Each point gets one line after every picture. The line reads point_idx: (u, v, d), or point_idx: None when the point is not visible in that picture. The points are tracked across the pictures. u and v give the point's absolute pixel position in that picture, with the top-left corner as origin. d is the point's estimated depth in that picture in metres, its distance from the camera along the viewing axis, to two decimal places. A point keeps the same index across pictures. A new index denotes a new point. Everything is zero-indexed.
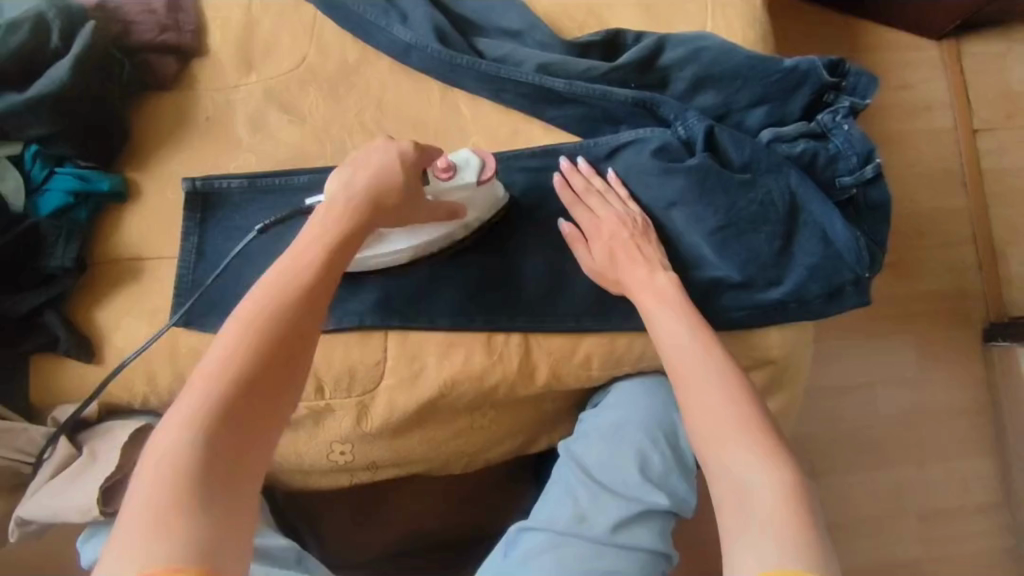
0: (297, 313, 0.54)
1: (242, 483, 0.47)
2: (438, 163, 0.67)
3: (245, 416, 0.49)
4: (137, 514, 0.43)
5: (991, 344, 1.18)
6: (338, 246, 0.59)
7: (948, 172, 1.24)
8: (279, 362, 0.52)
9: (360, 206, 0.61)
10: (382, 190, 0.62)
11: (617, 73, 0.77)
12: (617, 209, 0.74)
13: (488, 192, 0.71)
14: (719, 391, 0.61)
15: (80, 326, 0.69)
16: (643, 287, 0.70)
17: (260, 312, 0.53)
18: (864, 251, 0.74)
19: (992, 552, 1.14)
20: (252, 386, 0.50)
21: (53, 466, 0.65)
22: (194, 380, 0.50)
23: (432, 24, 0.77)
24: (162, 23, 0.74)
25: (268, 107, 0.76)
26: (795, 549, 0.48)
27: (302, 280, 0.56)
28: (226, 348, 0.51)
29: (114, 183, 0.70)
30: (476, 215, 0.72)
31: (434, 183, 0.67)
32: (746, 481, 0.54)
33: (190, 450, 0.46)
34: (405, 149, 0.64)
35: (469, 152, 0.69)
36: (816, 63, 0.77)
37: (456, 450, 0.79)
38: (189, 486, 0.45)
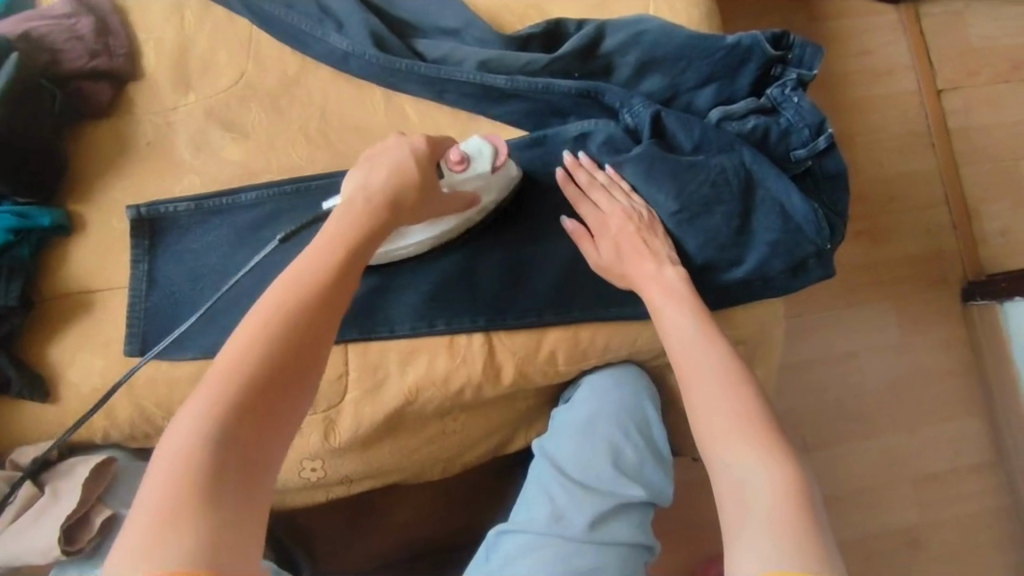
0: (313, 313, 0.53)
1: (253, 484, 0.45)
2: (451, 155, 0.67)
3: (258, 416, 0.48)
4: (145, 513, 0.42)
5: (971, 303, 1.18)
6: (353, 243, 0.58)
7: (914, 135, 1.23)
8: (295, 363, 0.51)
9: (381, 204, 0.60)
10: (399, 190, 0.61)
11: (558, 64, 0.76)
12: (621, 204, 0.73)
13: (504, 177, 0.71)
14: (724, 382, 0.61)
15: (31, 365, 0.68)
16: (649, 279, 0.70)
17: (277, 312, 0.52)
18: (824, 222, 0.73)
19: (984, 509, 1.14)
20: (267, 386, 0.49)
21: (16, 509, 0.64)
22: (208, 381, 0.49)
23: (369, 29, 0.75)
24: (91, 49, 0.72)
25: (209, 125, 0.74)
26: (795, 542, 0.47)
27: (318, 278, 0.55)
28: (241, 346, 0.50)
29: (56, 216, 0.69)
30: (492, 197, 0.72)
31: (450, 174, 0.67)
32: (749, 480, 0.53)
33: (202, 447, 0.45)
34: (417, 145, 0.64)
35: (481, 141, 0.69)
36: (759, 37, 0.76)
37: (431, 457, 0.78)
38: (198, 486, 0.43)
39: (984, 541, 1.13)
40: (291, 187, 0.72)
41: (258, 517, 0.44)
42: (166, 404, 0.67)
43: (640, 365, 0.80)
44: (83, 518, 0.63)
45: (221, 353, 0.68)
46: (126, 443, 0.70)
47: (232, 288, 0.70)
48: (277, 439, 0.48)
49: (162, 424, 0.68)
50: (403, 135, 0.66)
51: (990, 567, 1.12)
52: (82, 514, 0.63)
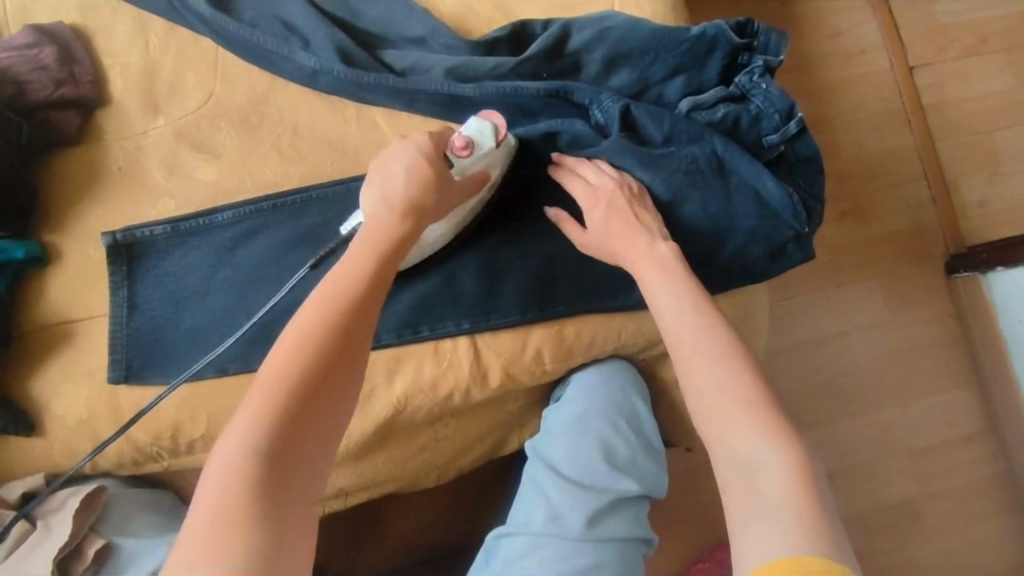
0: (350, 319, 0.52)
1: (297, 493, 0.46)
2: (455, 142, 0.65)
3: (306, 421, 0.48)
4: (196, 523, 0.43)
5: (955, 276, 1.19)
6: (384, 249, 0.57)
7: (889, 113, 1.24)
8: (336, 368, 0.50)
9: (403, 214, 0.59)
10: (420, 193, 0.61)
11: (526, 65, 0.77)
12: (613, 176, 0.72)
13: (507, 149, 0.70)
14: (728, 363, 0.59)
15: (15, 399, 0.67)
16: (641, 254, 0.68)
17: (314, 319, 0.52)
18: (799, 206, 0.74)
19: (983, 479, 1.15)
20: (313, 390, 0.49)
21: (8, 545, 0.63)
22: (258, 387, 0.49)
23: (335, 45, 0.75)
24: (56, 78, 0.72)
25: (180, 148, 0.74)
26: (810, 536, 0.46)
27: (354, 283, 0.54)
28: (283, 356, 0.50)
29: (29, 249, 0.68)
30: (500, 172, 0.71)
31: (458, 161, 0.66)
32: (757, 466, 0.52)
33: (247, 457, 0.45)
34: (422, 144, 0.63)
35: (478, 121, 0.67)
36: (723, 26, 0.76)
37: (425, 465, 0.78)
38: (248, 494, 0.44)
39: (984, 510, 1.14)
40: (268, 204, 0.72)
41: (300, 529, 0.45)
42: (153, 429, 0.67)
43: (627, 359, 0.80)
44: (77, 549, 0.63)
45: (207, 375, 0.68)
46: (117, 471, 0.69)
47: (216, 309, 0.70)
48: (319, 445, 0.48)
49: (152, 450, 0.68)
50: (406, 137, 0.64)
51: (991, 534, 1.13)
52: (75, 546, 0.63)
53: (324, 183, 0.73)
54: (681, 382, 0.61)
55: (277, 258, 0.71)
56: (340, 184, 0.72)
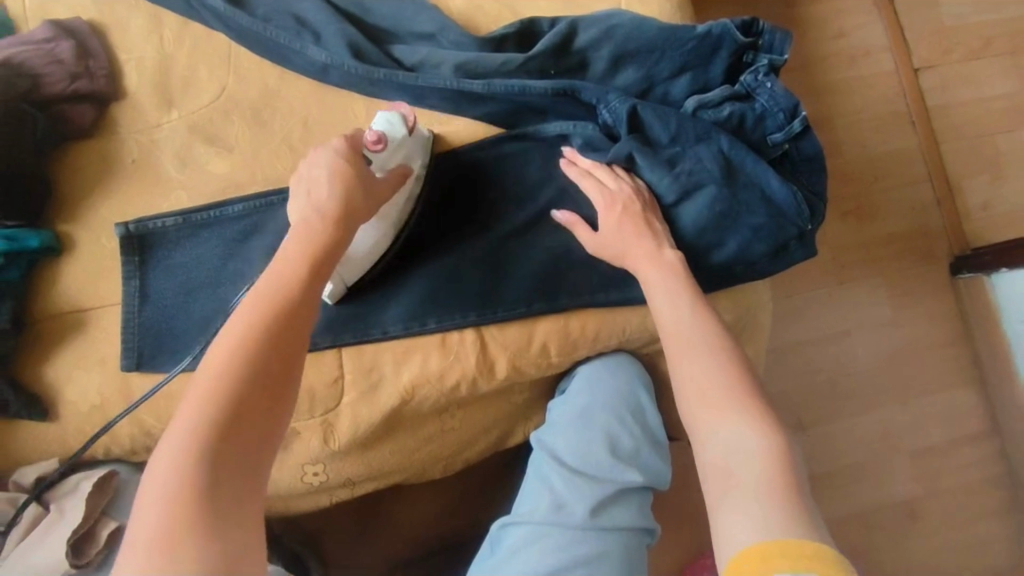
0: (288, 320, 0.53)
1: (248, 496, 0.46)
2: (368, 139, 0.66)
3: (247, 422, 0.48)
4: (143, 537, 0.43)
5: (959, 277, 1.19)
6: (316, 252, 0.57)
7: (893, 114, 1.25)
8: (277, 370, 0.51)
9: (333, 217, 0.59)
10: (348, 195, 0.61)
11: (533, 63, 0.78)
12: (628, 182, 0.74)
13: (418, 137, 0.73)
14: (715, 355, 0.62)
15: (29, 386, 0.68)
16: (646, 257, 0.70)
17: (249, 324, 0.51)
18: (803, 204, 0.75)
19: (984, 479, 1.16)
20: (254, 391, 0.49)
21: (21, 529, 0.64)
22: (193, 393, 0.49)
23: (346, 40, 0.76)
24: (72, 72, 0.73)
25: (193, 141, 0.75)
26: (790, 517, 0.49)
27: (287, 285, 0.54)
28: (218, 360, 0.50)
29: (45, 238, 0.69)
30: (419, 162, 0.73)
31: (377, 159, 0.67)
32: (740, 452, 0.55)
33: (191, 467, 0.45)
34: (338, 146, 0.63)
35: (384, 115, 0.69)
36: (728, 25, 0.77)
37: (431, 456, 0.80)
38: (192, 502, 0.44)
39: (985, 510, 1.15)
40: (278, 197, 0.73)
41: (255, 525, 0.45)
42: (165, 417, 0.68)
43: (631, 353, 0.81)
44: (89, 534, 0.64)
45: None
46: (129, 458, 0.71)
47: (226, 299, 0.71)
48: (263, 444, 0.48)
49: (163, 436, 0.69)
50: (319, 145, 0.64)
51: (990, 534, 1.14)
52: (87, 530, 0.64)
53: None
54: (671, 373, 0.63)
55: None
56: None
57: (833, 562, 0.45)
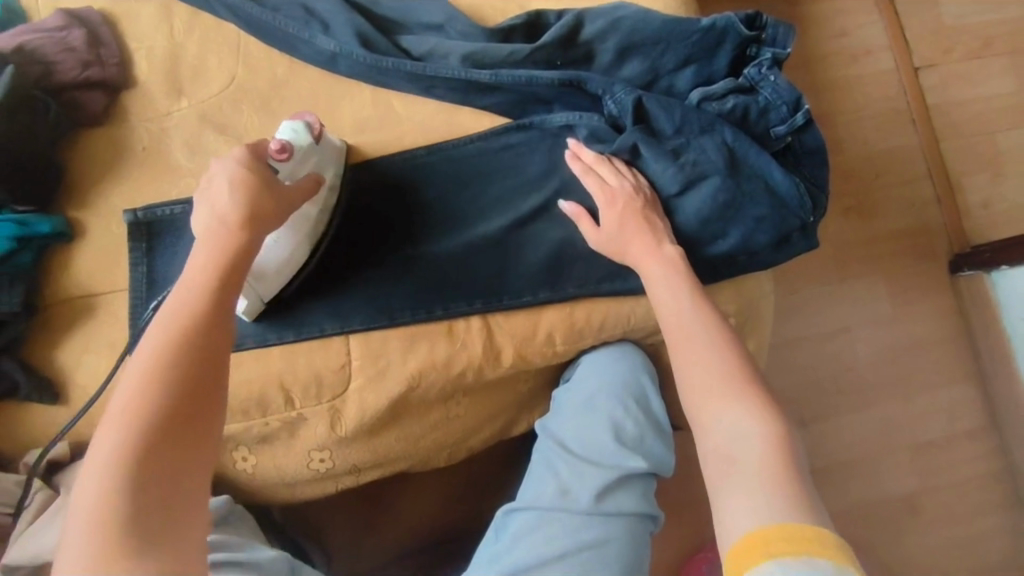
0: (206, 328, 0.52)
1: (178, 506, 0.47)
2: (271, 148, 0.63)
3: (171, 435, 0.48)
4: (76, 561, 0.44)
5: (959, 274, 1.20)
6: (225, 259, 0.55)
7: (893, 112, 1.26)
8: (196, 378, 0.50)
9: (238, 224, 0.56)
10: (254, 199, 0.58)
11: (540, 54, 0.79)
12: (628, 180, 0.74)
13: (327, 145, 0.71)
14: (716, 349, 0.62)
15: (40, 369, 0.69)
16: (645, 252, 0.71)
17: (162, 340, 0.51)
18: (805, 195, 0.76)
19: (983, 475, 1.17)
20: (174, 403, 0.49)
21: (32, 512, 0.65)
22: (111, 417, 0.49)
23: (354, 30, 0.77)
24: (84, 59, 0.73)
25: (202, 129, 0.76)
26: (791, 503, 0.49)
27: (202, 294, 0.53)
28: (139, 374, 0.50)
29: (56, 223, 0.70)
30: (331, 171, 0.72)
31: (285, 167, 0.64)
32: (740, 441, 0.56)
33: (119, 484, 0.46)
34: (238, 154, 0.60)
35: (286, 124, 0.67)
36: (733, 18, 0.78)
37: (437, 444, 0.80)
38: (120, 522, 0.45)
39: (984, 504, 1.16)
40: None
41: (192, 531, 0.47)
42: None
43: (636, 343, 0.82)
44: None
45: None
46: None
47: None
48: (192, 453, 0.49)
49: None
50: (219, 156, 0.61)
51: (990, 529, 1.15)
52: None
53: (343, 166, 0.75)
54: (674, 364, 0.64)
55: None
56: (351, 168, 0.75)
57: (834, 544, 0.45)
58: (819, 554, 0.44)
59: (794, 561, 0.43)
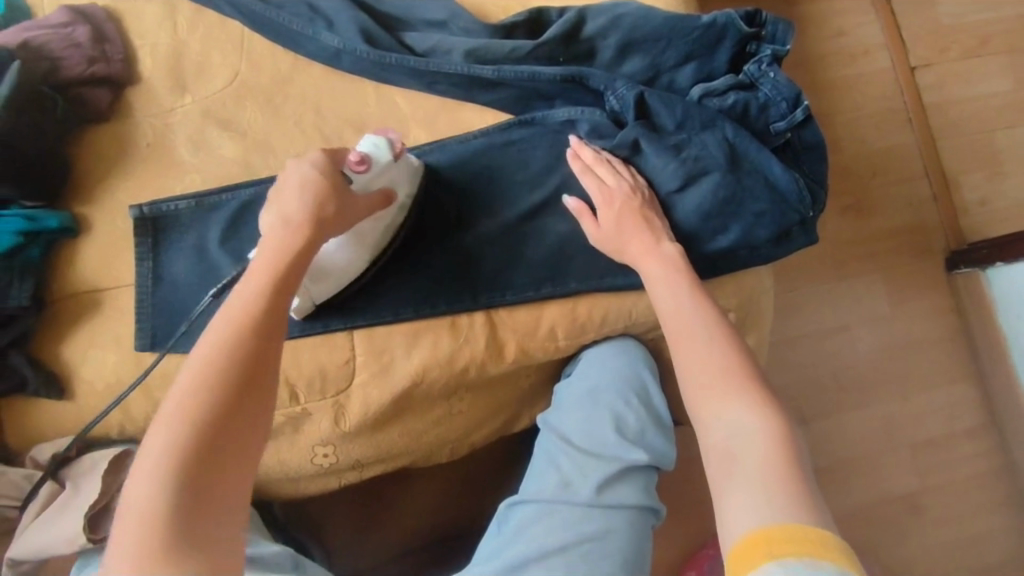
0: (263, 331, 0.52)
1: (225, 512, 0.46)
2: (350, 158, 0.64)
3: (222, 438, 0.48)
4: (119, 562, 0.43)
5: (956, 272, 1.21)
6: (285, 262, 0.55)
7: (891, 110, 1.27)
8: (250, 382, 0.50)
9: (303, 228, 0.57)
10: (319, 203, 0.59)
11: (543, 50, 0.79)
12: (627, 179, 0.75)
13: (406, 165, 0.70)
14: (719, 349, 0.62)
15: (45, 364, 0.69)
16: (647, 251, 0.71)
17: (219, 341, 0.51)
18: (805, 190, 0.77)
19: (981, 472, 1.17)
20: (228, 406, 0.49)
21: (41, 502, 0.66)
22: (164, 414, 0.48)
23: (358, 26, 0.78)
24: (89, 56, 0.74)
25: (207, 125, 0.76)
26: (792, 502, 0.48)
27: (259, 296, 0.53)
28: (194, 372, 0.50)
29: (62, 219, 0.71)
30: (405, 191, 0.71)
31: (359, 178, 0.65)
32: (741, 440, 0.55)
33: (170, 484, 0.45)
34: (316, 159, 0.61)
35: (371, 137, 0.67)
36: (733, 15, 0.79)
37: (440, 439, 0.80)
38: (168, 524, 0.44)
39: (982, 501, 1.16)
40: None
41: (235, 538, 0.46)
42: None
43: (637, 338, 0.82)
44: (106, 508, 0.64)
45: None
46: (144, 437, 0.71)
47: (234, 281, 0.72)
48: (241, 458, 0.48)
49: None
50: (298, 157, 0.62)
51: (988, 525, 1.16)
52: (104, 505, 0.65)
53: None
54: (675, 363, 0.64)
55: None
56: None
57: (835, 545, 0.44)
58: (823, 553, 0.43)
59: (795, 561, 0.42)
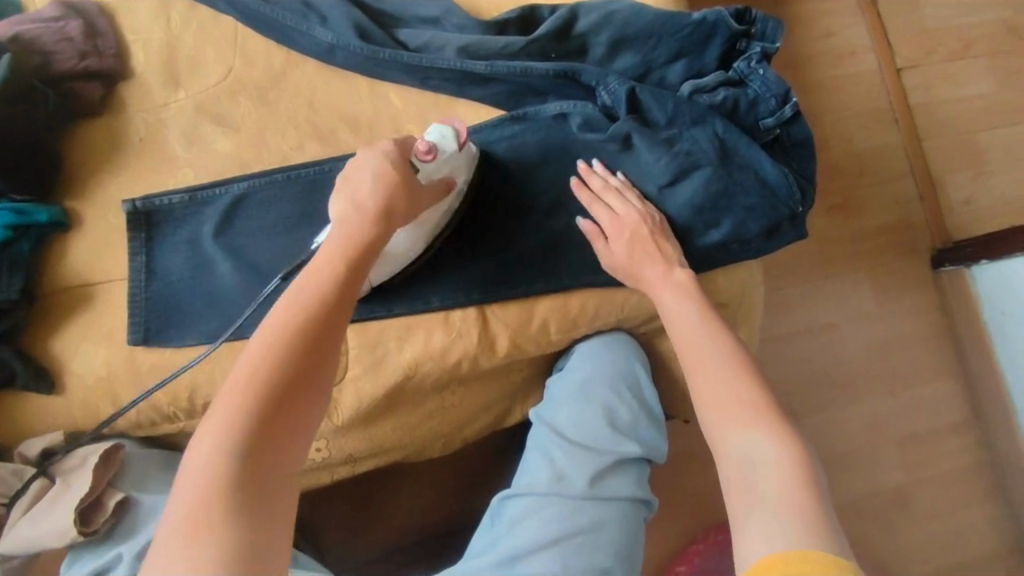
0: (321, 323, 0.53)
1: (274, 495, 0.47)
2: (418, 148, 0.65)
3: (274, 423, 0.49)
4: (171, 533, 0.44)
5: (941, 270, 1.23)
6: (351, 258, 0.57)
7: (878, 111, 1.29)
8: (307, 371, 0.51)
9: (373, 221, 0.59)
10: (390, 196, 0.61)
11: (535, 46, 0.80)
12: (636, 207, 0.75)
13: (468, 154, 0.71)
14: (733, 372, 0.63)
15: (35, 358, 0.69)
16: (656, 275, 0.72)
17: (281, 328, 0.52)
18: (795, 186, 0.78)
19: (967, 467, 1.19)
20: (285, 392, 0.50)
21: (31, 496, 0.65)
22: (224, 394, 0.50)
23: (352, 23, 0.78)
24: (81, 50, 0.74)
25: (200, 120, 0.76)
26: (809, 530, 0.49)
27: (319, 295, 0.54)
28: (249, 365, 0.50)
29: (54, 213, 0.70)
30: (462, 176, 0.72)
31: (423, 166, 0.66)
32: (757, 465, 0.56)
33: (224, 461, 0.46)
34: (386, 149, 0.63)
35: (440, 126, 0.68)
36: (723, 12, 0.80)
37: (433, 434, 0.81)
38: (221, 500, 0.45)
39: (968, 497, 1.18)
40: (282, 175, 0.75)
41: (282, 522, 0.47)
42: (171, 392, 0.69)
43: (629, 332, 0.83)
44: (96, 502, 0.64)
45: (224, 338, 0.70)
46: (133, 432, 0.71)
47: (227, 276, 0.72)
48: (290, 444, 0.49)
49: (168, 410, 0.69)
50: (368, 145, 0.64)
51: (974, 521, 1.17)
52: (94, 499, 0.64)
53: (336, 157, 0.76)
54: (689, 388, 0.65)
55: (291, 230, 0.74)
56: (351, 158, 0.76)
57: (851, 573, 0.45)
58: None
59: None
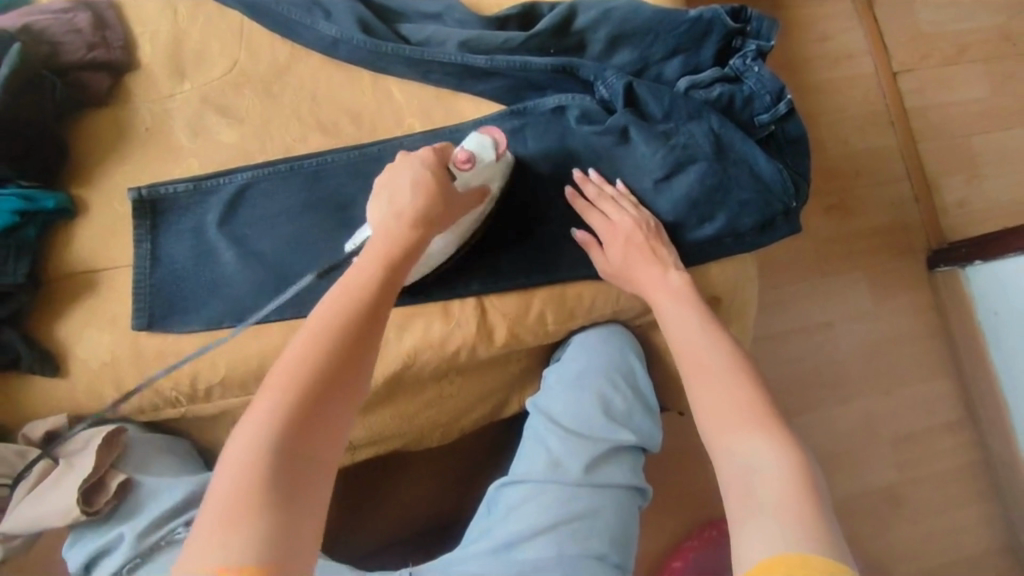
0: (361, 325, 0.55)
1: (308, 490, 0.48)
2: (457, 156, 0.68)
3: (313, 419, 0.50)
4: (210, 521, 0.45)
5: (936, 270, 1.24)
6: (392, 262, 0.59)
7: (873, 112, 1.31)
8: (346, 369, 0.53)
9: (411, 225, 0.61)
10: (428, 206, 0.63)
11: (534, 41, 0.82)
12: (631, 213, 0.76)
13: (505, 164, 0.73)
14: (729, 379, 0.64)
15: (38, 342, 0.70)
16: (655, 284, 0.73)
17: (323, 328, 0.54)
18: (789, 181, 0.79)
19: (960, 466, 1.20)
20: (324, 389, 0.51)
21: (35, 476, 0.66)
22: (266, 388, 0.51)
23: (355, 17, 0.80)
24: (89, 41, 0.75)
25: (205, 111, 0.78)
26: (806, 535, 0.49)
27: (360, 298, 0.56)
28: (292, 362, 0.52)
29: (60, 199, 0.71)
30: (498, 183, 0.73)
31: (460, 175, 0.68)
32: (755, 470, 0.56)
33: (262, 454, 0.48)
34: (425, 156, 0.66)
35: (479, 136, 0.71)
36: (719, 11, 0.82)
37: (431, 422, 0.82)
38: (258, 491, 0.46)
39: (961, 496, 1.19)
40: (285, 166, 0.76)
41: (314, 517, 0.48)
42: (172, 375, 0.70)
43: (625, 325, 0.84)
44: (98, 483, 0.65)
45: (227, 324, 0.71)
46: (135, 417, 0.72)
47: (230, 263, 0.74)
48: (326, 440, 0.50)
49: (170, 394, 0.70)
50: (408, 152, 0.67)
51: (967, 519, 1.18)
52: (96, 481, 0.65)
53: (337, 149, 0.78)
54: (689, 397, 0.66)
55: (294, 219, 0.75)
56: (353, 151, 0.77)
57: None
58: None
59: None
